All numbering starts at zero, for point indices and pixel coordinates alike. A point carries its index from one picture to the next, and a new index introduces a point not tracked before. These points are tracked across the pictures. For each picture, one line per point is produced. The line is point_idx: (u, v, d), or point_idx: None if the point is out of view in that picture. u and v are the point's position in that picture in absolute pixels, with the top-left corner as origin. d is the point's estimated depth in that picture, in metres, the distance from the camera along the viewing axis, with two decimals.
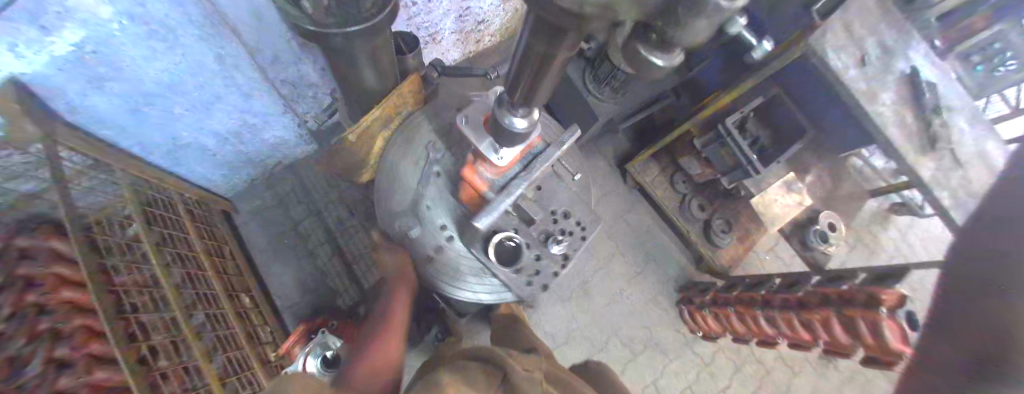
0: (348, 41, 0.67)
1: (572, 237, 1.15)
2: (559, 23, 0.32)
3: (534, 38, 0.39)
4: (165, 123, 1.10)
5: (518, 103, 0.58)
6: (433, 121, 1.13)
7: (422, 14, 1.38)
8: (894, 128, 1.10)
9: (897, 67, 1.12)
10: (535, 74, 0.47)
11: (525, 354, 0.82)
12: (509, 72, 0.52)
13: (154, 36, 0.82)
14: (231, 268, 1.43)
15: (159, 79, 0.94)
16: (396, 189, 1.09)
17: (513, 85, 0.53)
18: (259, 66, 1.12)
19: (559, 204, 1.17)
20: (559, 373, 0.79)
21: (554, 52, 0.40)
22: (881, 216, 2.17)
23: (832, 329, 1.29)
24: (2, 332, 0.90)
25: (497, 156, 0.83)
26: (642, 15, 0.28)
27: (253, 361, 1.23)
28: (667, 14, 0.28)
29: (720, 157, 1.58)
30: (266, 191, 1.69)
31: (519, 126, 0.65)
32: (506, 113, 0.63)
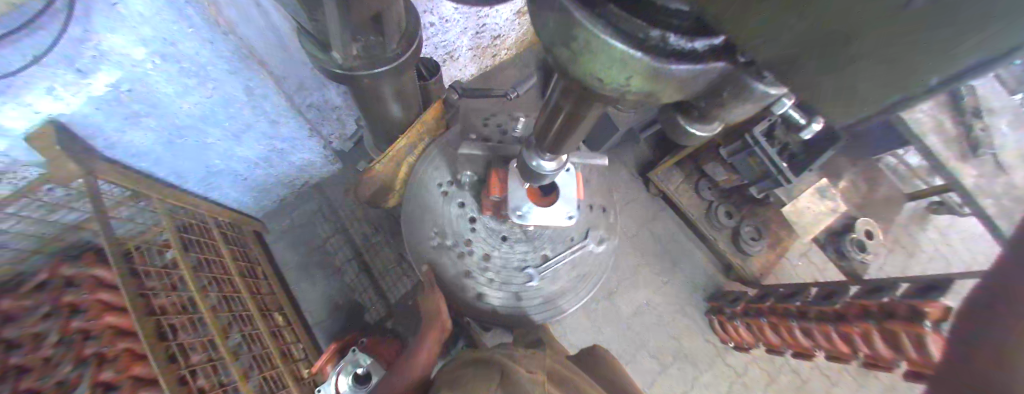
0: (375, 80, 0.64)
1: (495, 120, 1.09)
2: (590, 94, 0.33)
3: (564, 99, 0.38)
4: (200, 153, 1.14)
5: (544, 150, 0.55)
6: (484, 251, 1.03)
7: (440, 34, 1.41)
8: (937, 134, 1.04)
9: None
10: (559, 131, 0.46)
11: (529, 353, 0.82)
12: (536, 122, 0.51)
13: (185, 73, 0.87)
14: (263, 288, 1.48)
15: (191, 113, 0.99)
16: (573, 283, 1.05)
17: (540, 135, 0.51)
18: (287, 94, 1.14)
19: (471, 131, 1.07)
20: (561, 371, 0.76)
21: (584, 112, 0.38)
22: (920, 216, 2.05)
23: (874, 342, 1.23)
24: (52, 356, 0.98)
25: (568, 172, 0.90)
26: (683, 97, 0.28)
27: (287, 379, 1.25)
28: (708, 96, 0.28)
29: (749, 167, 1.55)
30: (293, 210, 1.74)
31: (548, 168, 0.61)
32: (533, 155, 0.61)
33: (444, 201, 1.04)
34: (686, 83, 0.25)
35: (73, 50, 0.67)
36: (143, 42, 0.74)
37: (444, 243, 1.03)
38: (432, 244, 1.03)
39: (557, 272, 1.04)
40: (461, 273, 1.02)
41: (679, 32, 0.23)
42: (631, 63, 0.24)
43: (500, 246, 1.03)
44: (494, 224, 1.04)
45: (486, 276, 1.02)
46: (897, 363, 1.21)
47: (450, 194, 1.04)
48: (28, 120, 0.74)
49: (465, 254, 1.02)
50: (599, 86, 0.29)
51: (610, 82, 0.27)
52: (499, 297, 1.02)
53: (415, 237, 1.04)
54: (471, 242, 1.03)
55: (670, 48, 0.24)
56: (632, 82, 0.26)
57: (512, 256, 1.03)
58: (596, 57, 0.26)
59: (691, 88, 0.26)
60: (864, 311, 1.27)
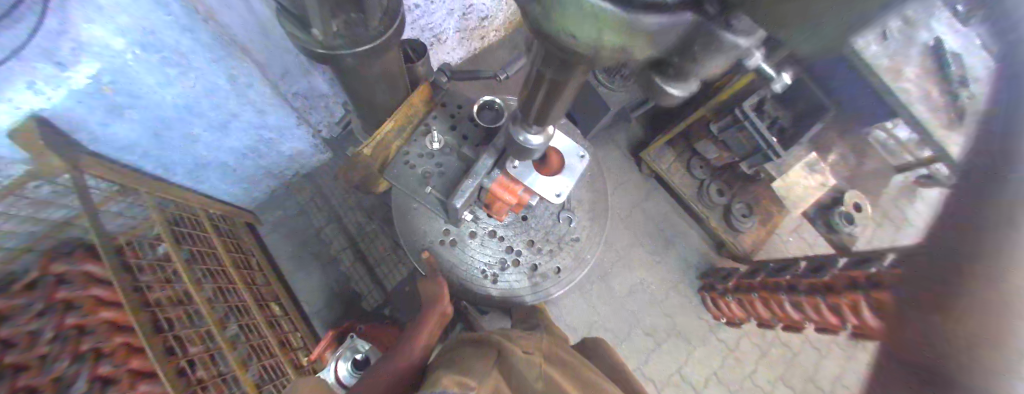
0: (359, 60, 0.62)
1: (420, 158, 0.96)
2: (571, 59, 0.31)
3: (545, 65, 0.37)
4: (186, 144, 1.12)
5: (530, 122, 0.54)
6: (527, 233, 1.05)
7: (425, 16, 1.37)
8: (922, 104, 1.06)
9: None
10: (545, 98, 0.45)
11: (525, 336, 0.84)
12: (520, 96, 0.50)
13: (167, 63, 0.84)
14: (259, 280, 1.48)
15: (179, 102, 0.96)
16: (593, 197, 1.11)
17: (526, 107, 0.51)
18: (271, 81, 1.11)
19: (418, 185, 0.94)
20: (556, 350, 0.78)
21: (567, 78, 0.37)
22: (904, 190, 2.08)
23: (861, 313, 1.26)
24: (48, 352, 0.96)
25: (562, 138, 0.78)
26: (656, 53, 0.27)
27: (287, 368, 1.27)
28: (684, 52, 0.26)
29: (739, 143, 1.57)
30: (286, 202, 1.72)
31: (534, 143, 0.60)
32: (520, 129, 0.59)
33: (461, 244, 1.04)
34: (658, 37, 0.24)
35: (51, 42, 0.64)
36: (123, 32, 0.71)
37: (495, 271, 1.04)
38: (488, 283, 1.03)
39: (577, 202, 1.09)
40: (528, 274, 1.04)
41: None
42: (600, 16, 0.23)
43: (529, 230, 1.05)
44: (509, 221, 1.04)
45: (543, 259, 1.05)
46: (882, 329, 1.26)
47: (459, 237, 1.04)
48: (10, 115, 0.71)
49: (516, 260, 1.04)
50: (573, 46, 0.27)
51: (582, 38, 0.25)
52: (564, 264, 1.06)
53: (475, 289, 1.03)
54: (510, 249, 1.04)
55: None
56: (605, 36, 0.24)
57: (546, 220, 1.06)
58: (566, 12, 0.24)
59: (663, 43, 0.25)
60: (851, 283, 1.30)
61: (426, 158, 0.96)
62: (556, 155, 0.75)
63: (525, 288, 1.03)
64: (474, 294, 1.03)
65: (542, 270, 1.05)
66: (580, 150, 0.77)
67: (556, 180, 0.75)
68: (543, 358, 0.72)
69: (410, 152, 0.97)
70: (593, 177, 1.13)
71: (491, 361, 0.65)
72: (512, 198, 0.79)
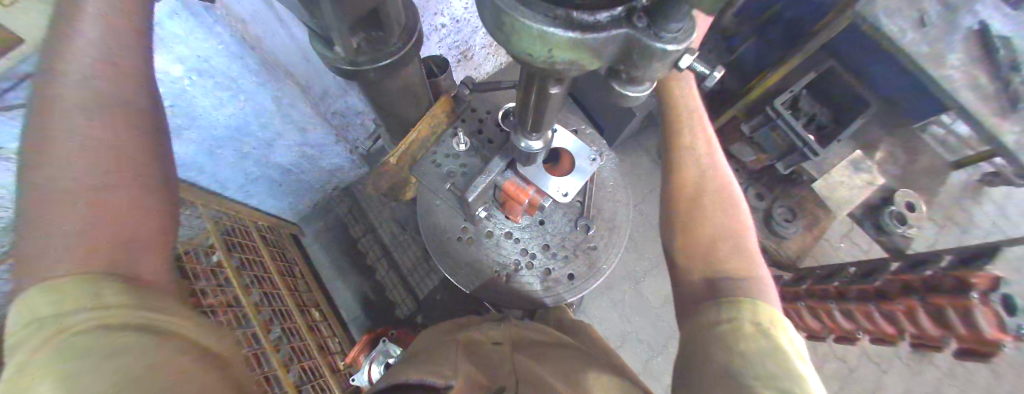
0: (382, 76, 0.66)
1: (445, 159, 0.98)
2: (542, 73, 0.33)
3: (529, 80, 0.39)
4: (236, 161, 1.24)
5: (528, 129, 0.56)
6: (546, 238, 1.04)
7: (452, 35, 1.43)
8: (971, 93, 1.02)
9: (963, 24, 1.05)
10: (536, 106, 0.46)
11: (540, 333, 0.84)
12: (517, 107, 0.52)
13: (220, 86, 0.95)
14: (300, 286, 1.59)
15: (230, 125, 1.08)
16: (617, 203, 1.09)
17: (522, 116, 0.53)
18: (311, 100, 1.22)
19: (440, 184, 0.95)
20: (569, 353, 0.72)
21: (549, 88, 0.39)
22: (973, 189, 1.82)
23: (917, 319, 1.22)
24: None
25: (565, 146, 0.78)
26: (603, 65, 0.29)
27: (324, 369, 1.37)
28: (623, 60, 0.29)
29: (774, 142, 1.48)
30: (326, 213, 1.84)
31: (535, 147, 0.61)
32: (521, 136, 0.61)
33: (476, 246, 1.04)
34: (599, 51, 0.26)
35: None
36: (181, 60, 0.81)
37: (510, 272, 1.02)
38: (502, 279, 1.02)
39: (600, 210, 1.08)
40: (541, 277, 1.02)
41: (580, 11, 0.25)
42: (550, 39, 0.24)
43: (546, 234, 1.04)
44: (525, 223, 1.05)
45: (558, 264, 1.03)
46: (942, 339, 1.20)
47: (476, 236, 1.05)
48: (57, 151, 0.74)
49: (530, 263, 1.03)
50: (531, 63, 0.29)
51: (537, 58, 0.27)
52: (579, 271, 1.03)
53: (492, 289, 1.02)
54: (525, 251, 1.03)
55: (574, 22, 0.24)
56: (555, 54, 0.26)
57: (564, 226, 1.04)
58: (518, 37, 0.25)
59: (607, 54, 0.27)
60: (905, 287, 1.26)
61: (452, 158, 0.98)
62: (567, 155, 0.78)
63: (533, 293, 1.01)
64: (487, 290, 1.02)
65: (557, 276, 1.02)
66: (592, 153, 0.78)
67: (566, 180, 0.76)
68: (533, 354, 0.71)
69: (437, 153, 0.99)
70: (612, 184, 1.11)
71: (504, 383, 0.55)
72: (526, 199, 0.77)
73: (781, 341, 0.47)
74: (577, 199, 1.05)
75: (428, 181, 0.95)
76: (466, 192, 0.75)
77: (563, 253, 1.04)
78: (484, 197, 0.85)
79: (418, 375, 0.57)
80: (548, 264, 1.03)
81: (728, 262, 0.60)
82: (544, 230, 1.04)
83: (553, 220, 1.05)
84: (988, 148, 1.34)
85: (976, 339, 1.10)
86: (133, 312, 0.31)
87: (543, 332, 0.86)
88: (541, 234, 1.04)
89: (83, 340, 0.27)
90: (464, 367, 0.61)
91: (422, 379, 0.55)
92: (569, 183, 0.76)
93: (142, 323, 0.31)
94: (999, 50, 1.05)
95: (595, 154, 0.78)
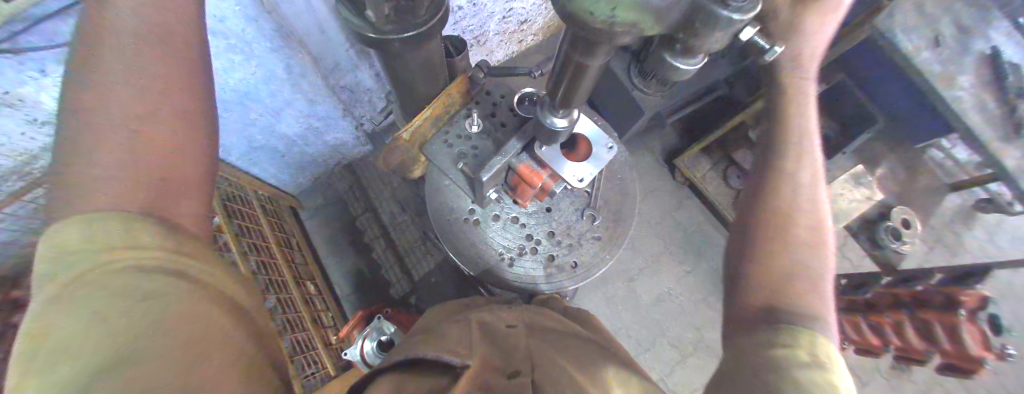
0: (407, 47, 0.66)
1: (458, 141, 0.97)
2: (593, 39, 0.34)
3: (572, 51, 0.41)
4: (241, 127, 1.23)
5: (557, 106, 0.57)
6: (551, 226, 1.05)
7: (468, 17, 1.42)
8: (976, 114, 1.05)
9: (974, 48, 1.09)
10: (571, 81, 0.47)
11: (540, 318, 0.86)
12: (548, 80, 0.53)
13: (232, 49, 0.93)
14: (296, 258, 1.59)
15: (238, 89, 1.07)
16: (624, 197, 1.10)
17: (551, 91, 0.54)
18: (322, 72, 1.21)
19: (450, 164, 0.96)
20: (568, 342, 0.74)
21: (590, 59, 0.40)
22: (965, 214, 1.87)
23: (905, 332, 1.27)
24: None
25: (584, 133, 0.78)
26: (662, 29, 0.32)
27: (316, 342, 1.39)
28: (684, 28, 0.33)
29: None
30: (326, 189, 1.84)
31: (559, 125, 0.62)
32: (547, 113, 0.61)
33: (481, 230, 1.05)
34: (664, 13, 0.29)
35: None
36: None
37: (513, 257, 1.04)
38: (504, 262, 1.04)
39: (606, 203, 1.09)
40: (544, 264, 1.04)
41: None
42: None
43: (551, 221, 1.05)
44: (532, 209, 1.05)
45: (562, 252, 1.04)
46: (925, 355, 1.25)
47: (482, 218, 1.06)
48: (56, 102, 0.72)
49: (535, 249, 1.04)
50: (590, 26, 0.30)
51: (598, 16, 0.28)
52: (583, 259, 1.04)
53: (493, 272, 1.04)
54: (530, 237, 1.04)
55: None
56: (619, 14, 0.28)
57: (570, 216, 1.05)
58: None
59: (672, 20, 0.31)
60: (896, 300, 1.32)
61: (463, 140, 0.97)
62: (584, 141, 0.77)
63: (536, 278, 1.03)
64: (488, 273, 1.04)
65: (561, 263, 1.04)
66: (609, 140, 0.78)
67: (581, 166, 0.76)
68: (534, 337, 0.74)
69: (449, 133, 0.99)
70: (621, 177, 1.11)
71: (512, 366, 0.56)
72: (539, 182, 0.79)
73: (834, 374, 0.41)
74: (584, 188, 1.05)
75: (439, 159, 0.96)
76: (483, 170, 0.74)
77: (567, 242, 1.05)
78: (496, 179, 0.86)
79: (434, 352, 0.56)
80: (552, 252, 1.04)
81: (793, 283, 0.53)
82: (550, 217, 1.05)
83: (560, 209, 1.05)
84: (987, 173, 1.37)
85: (962, 354, 1.14)
86: (167, 257, 0.35)
87: (546, 318, 0.87)
88: (546, 220, 1.05)
89: (130, 282, 0.32)
90: (478, 345, 0.63)
91: (438, 356, 0.54)
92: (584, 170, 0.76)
93: (174, 268, 0.35)
94: (1007, 74, 1.08)
95: (613, 142, 0.78)
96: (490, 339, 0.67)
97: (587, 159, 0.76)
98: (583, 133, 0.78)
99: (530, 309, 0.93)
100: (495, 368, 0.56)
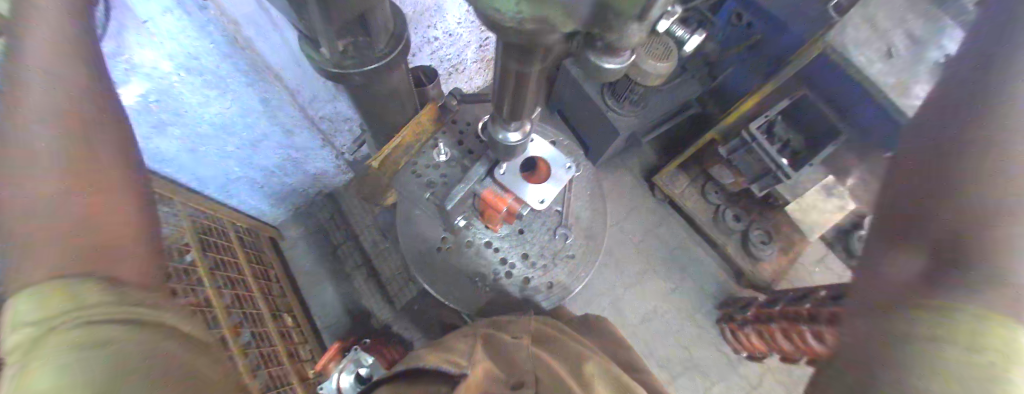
0: (369, 78, 0.68)
1: (432, 170, 1.01)
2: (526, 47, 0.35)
3: (507, 58, 0.41)
4: (217, 160, 1.23)
5: (506, 119, 0.59)
6: (526, 248, 1.05)
7: (444, 48, 1.48)
8: None
9: (930, 57, 1.15)
10: (511, 94, 0.50)
11: (542, 322, 0.89)
12: (494, 96, 0.54)
13: (208, 84, 0.96)
14: (275, 289, 1.56)
15: (214, 123, 1.08)
16: (598, 216, 1.12)
17: (499, 106, 0.56)
18: (300, 105, 1.23)
19: (420, 191, 0.98)
20: (566, 343, 0.78)
21: (528, 67, 0.42)
22: None
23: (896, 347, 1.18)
24: None
25: (541, 156, 0.81)
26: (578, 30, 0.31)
27: (293, 378, 1.34)
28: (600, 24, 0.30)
29: (748, 164, 1.54)
30: (307, 219, 1.83)
31: (512, 140, 0.64)
32: (499, 128, 0.63)
33: (455, 254, 1.05)
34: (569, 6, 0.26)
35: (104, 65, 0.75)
36: (170, 56, 0.82)
37: (489, 282, 1.03)
38: (479, 288, 1.04)
39: (580, 223, 1.10)
40: (520, 286, 1.03)
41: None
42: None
43: (525, 243, 1.05)
44: (505, 233, 1.05)
45: (537, 274, 1.04)
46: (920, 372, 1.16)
47: (456, 244, 1.06)
48: None
49: (509, 272, 1.03)
50: (500, 23, 0.29)
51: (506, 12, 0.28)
52: (558, 280, 1.05)
53: (468, 297, 1.04)
54: (505, 260, 1.04)
55: None
56: (521, 7, 0.27)
57: (544, 239, 1.05)
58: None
59: (580, 21, 0.29)
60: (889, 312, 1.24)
61: (432, 169, 1.01)
62: (543, 163, 0.80)
63: (511, 302, 1.03)
64: (463, 298, 1.03)
65: (536, 285, 1.04)
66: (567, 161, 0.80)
67: (541, 188, 0.80)
68: (537, 347, 0.76)
69: (418, 164, 1.01)
70: (594, 197, 1.13)
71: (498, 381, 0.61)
72: (503, 206, 0.78)
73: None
74: (556, 209, 1.06)
75: (409, 187, 0.99)
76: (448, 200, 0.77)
77: (541, 263, 1.05)
78: (463, 205, 0.87)
79: (435, 363, 0.64)
80: (527, 275, 1.04)
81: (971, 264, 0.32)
82: (524, 239, 1.05)
83: (534, 231, 1.05)
84: None
85: None
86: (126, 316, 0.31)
87: (533, 321, 0.88)
88: (520, 242, 1.05)
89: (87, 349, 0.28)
90: (482, 361, 0.66)
91: (438, 365, 0.63)
92: (543, 191, 0.80)
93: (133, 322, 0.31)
94: None
95: (571, 162, 0.81)
96: (494, 351, 0.72)
97: (545, 183, 0.80)
98: (541, 156, 0.80)
99: (522, 316, 0.91)
100: (498, 377, 0.62)
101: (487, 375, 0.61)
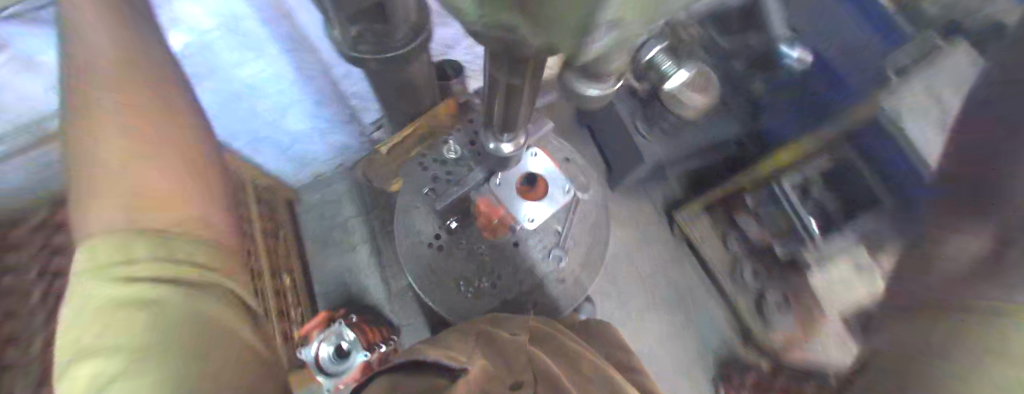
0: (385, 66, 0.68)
1: (440, 165, 0.99)
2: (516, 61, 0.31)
3: (502, 68, 0.38)
4: (247, 118, 1.25)
5: (501, 129, 0.56)
6: (517, 262, 1.01)
7: None
8: None
9: None
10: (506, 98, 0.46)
11: (543, 325, 0.91)
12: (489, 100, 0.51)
13: (246, 45, 1.07)
14: (283, 248, 1.63)
15: (250, 84, 1.15)
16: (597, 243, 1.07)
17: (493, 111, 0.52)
18: (330, 79, 1.31)
19: (425, 181, 0.98)
20: (568, 347, 0.79)
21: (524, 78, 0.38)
22: None
23: None
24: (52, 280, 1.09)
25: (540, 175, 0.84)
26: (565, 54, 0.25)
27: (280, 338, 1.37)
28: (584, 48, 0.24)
29: (775, 219, 1.50)
30: (325, 187, 1.88)
31: (506, 150, 0.62)
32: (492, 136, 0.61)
33: (447, 256, 1.03)
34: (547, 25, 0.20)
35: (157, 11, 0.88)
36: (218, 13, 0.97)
37: (474, 288, 1.02)
38: (463, 292, 1.01)
39: (577, 247, 1.06)
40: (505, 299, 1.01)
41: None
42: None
43: (518, 257, 1.01)
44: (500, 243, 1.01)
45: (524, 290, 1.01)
46: None
47: (447, 244, 1.04)
48: None
49: (496, 283, 1.01)
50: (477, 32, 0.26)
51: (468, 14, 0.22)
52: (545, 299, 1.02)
53: (450, 301, 1.02)
54: (494, 270, 1.01)
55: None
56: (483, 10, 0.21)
57: (537, 256, 1.01)
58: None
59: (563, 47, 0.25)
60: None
61: (439, 163, 0.99)
62: (542, 181, 0.84)
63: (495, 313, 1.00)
64: (445, 300, 1.02)
65: (523, 303, 1.02)
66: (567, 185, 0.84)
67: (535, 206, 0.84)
68: (536, 344, 0.78)
69: (426, 156, 1.00)
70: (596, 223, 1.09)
71: (498, 374, 0.59)
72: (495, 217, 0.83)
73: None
74: (556, 228, 1.03)
75: (414, 176, 1.00)
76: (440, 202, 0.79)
77: (530, 280, 1.01)
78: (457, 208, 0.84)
79: (437, 356, 0.64)
80: (514, 289, 1.01)
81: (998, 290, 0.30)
82: (518, 253, 1.01)
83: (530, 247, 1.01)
84: None
85: None
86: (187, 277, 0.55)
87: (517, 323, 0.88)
88: (512, 255, 1.01)
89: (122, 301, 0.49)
90: (479, 358, 0.65)
91: (438, 358, 0.63)
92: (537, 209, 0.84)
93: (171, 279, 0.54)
94: None
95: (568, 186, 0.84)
96: (493, 349, 0.71)
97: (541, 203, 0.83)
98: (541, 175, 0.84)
99: (520, 320, 0.92)
100: (496, 377, 0.58)
101: (487, 368, 0.60)
